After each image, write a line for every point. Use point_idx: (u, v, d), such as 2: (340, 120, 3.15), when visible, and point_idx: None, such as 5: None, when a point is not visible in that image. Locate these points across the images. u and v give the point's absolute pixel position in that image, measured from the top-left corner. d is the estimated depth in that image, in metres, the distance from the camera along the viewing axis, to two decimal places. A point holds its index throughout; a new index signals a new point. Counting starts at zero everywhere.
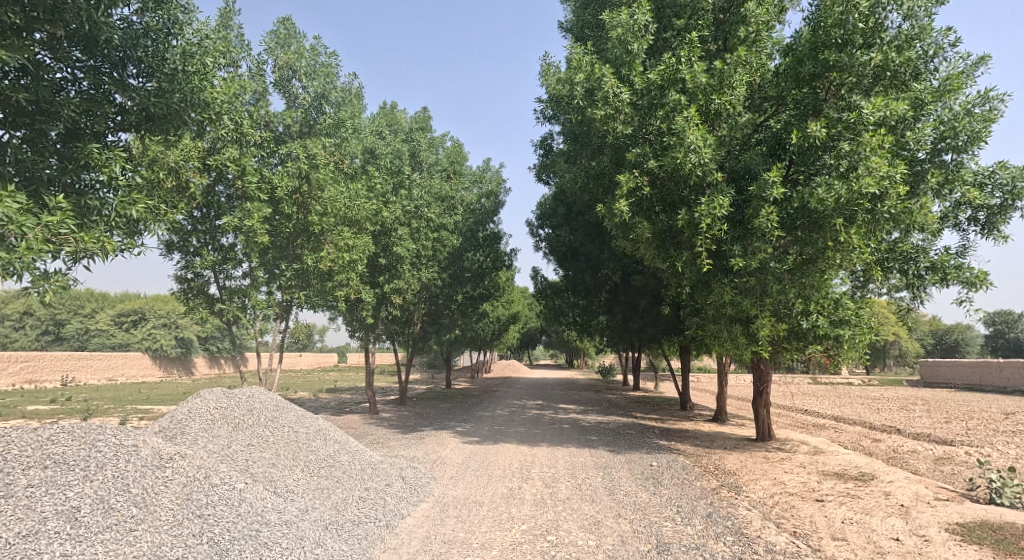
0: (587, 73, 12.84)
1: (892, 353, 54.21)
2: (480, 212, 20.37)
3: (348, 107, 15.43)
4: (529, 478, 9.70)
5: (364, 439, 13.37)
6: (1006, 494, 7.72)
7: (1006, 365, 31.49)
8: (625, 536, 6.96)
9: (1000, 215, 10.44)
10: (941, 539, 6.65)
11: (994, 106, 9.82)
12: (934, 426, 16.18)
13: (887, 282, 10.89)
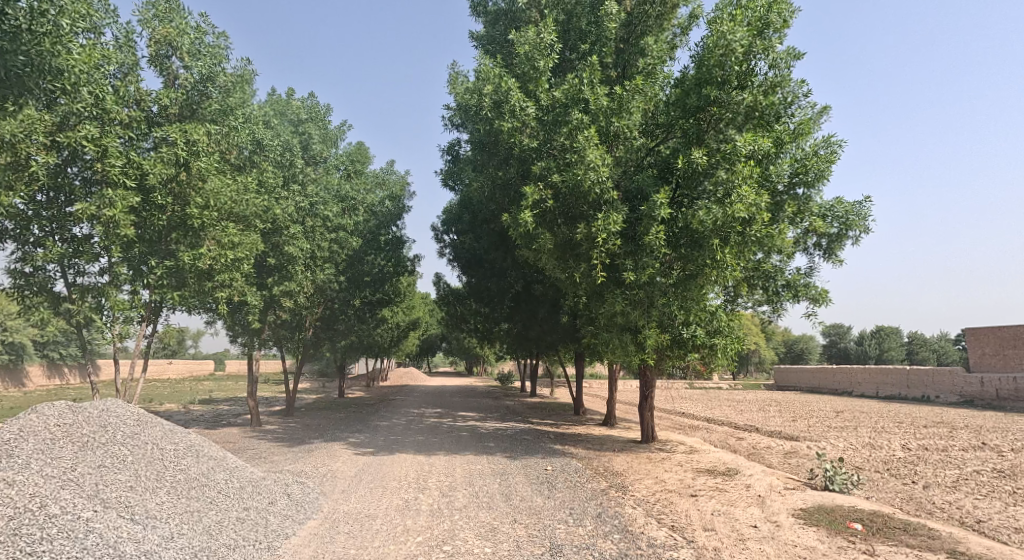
0: (496, 86, 13.28)
1: (752, 360, 59.78)
2: (382, 215, 20.20)
3: (237, 93, 14.62)
4: (426, 488, 9.81)
5: (244, 454, 12.71)
6: (837, 481, 8.98)
7: (838, 371, 35.83)
8: (521, 541, 7.28)
9: (837, 242, 12.10)
10: (789, 524, 7.62)
11: (835, 150, 11.38)
12: (785, 424, 18.21)
13: (751, 297, 12.19)
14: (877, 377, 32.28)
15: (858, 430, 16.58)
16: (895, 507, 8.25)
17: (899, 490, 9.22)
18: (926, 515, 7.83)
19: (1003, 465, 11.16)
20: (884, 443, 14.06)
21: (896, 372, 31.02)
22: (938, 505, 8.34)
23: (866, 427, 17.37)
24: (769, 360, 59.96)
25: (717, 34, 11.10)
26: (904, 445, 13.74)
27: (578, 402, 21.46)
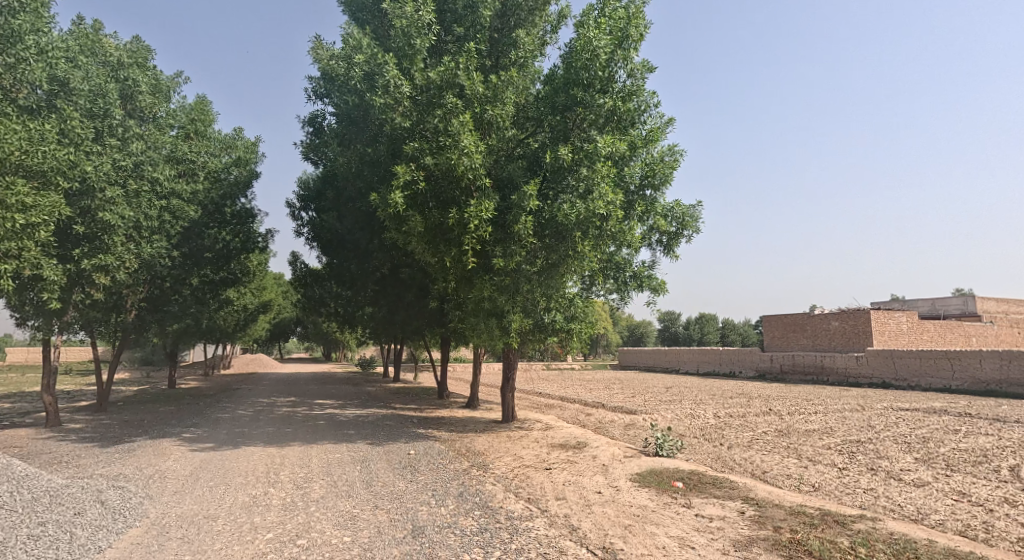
0: (368, 57, 12.92)
1: (601, 344, 64.57)
2: (225, 183, 18.89)
3: (26, 16, 11.94)
4: (277, 482, 9.49)
5: (43, 459, 11.18)
6: (666, 447, 10.28)
7: (669, 351, 39.98)
8: (382, 527, 7.27)
9: (675, 240, 13.65)
10: (627, 487, 8.59)
11: (678, 158, 12.78)
12: (627, 400, 20.17)
13: (604, 286, 13.29)
14: (698, 356, 36.56)
15: (682, 402, 18.93)
16: (706, 465, 9.64)
17: (711, 451, 10.76)
18: (728, 469, 9.27)
19: (783, 425, 13.55)
20: (701, 413, 16.25)
21: (712, 351, 35.34)
22: (737, 461, 9.91)
23: (689, 400, 19.86)
24: (615, 343, 65.35)
25: (584, 39, 11.91)
26: (715, 414, 16.01)
27: (442, 385, 21.86)
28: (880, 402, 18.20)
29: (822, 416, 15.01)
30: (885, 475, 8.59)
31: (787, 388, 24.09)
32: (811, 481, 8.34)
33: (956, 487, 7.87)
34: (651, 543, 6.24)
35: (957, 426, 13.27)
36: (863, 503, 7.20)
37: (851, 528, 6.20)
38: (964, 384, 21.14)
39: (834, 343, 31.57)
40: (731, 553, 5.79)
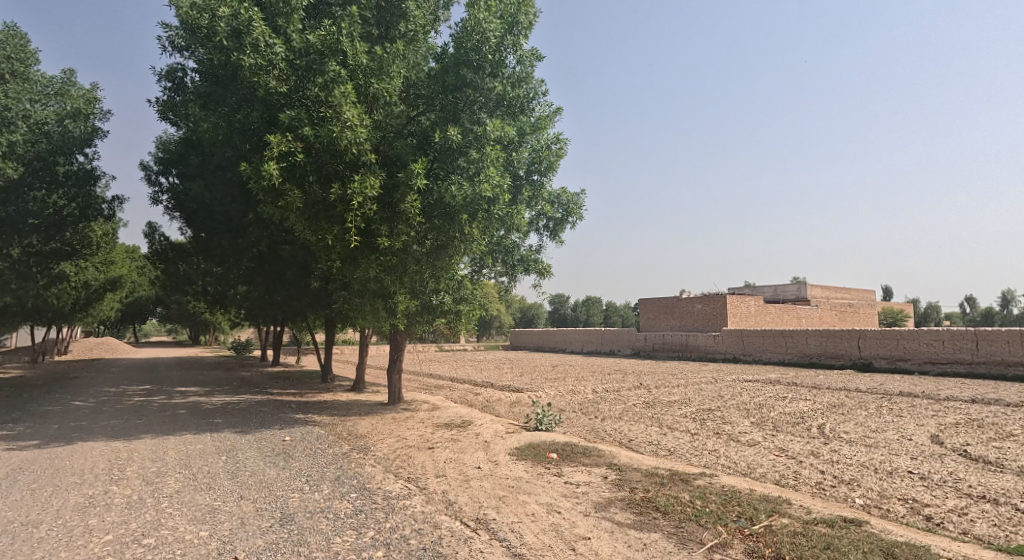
0: (234, 11, 11.80)
1: (493, 325, 65.88)
2: (56, 138, 16.20)
3: None
4: (123, 479, 8.70)
5: None
6: (545, 421, 10.90)
7: (556, 332, 41.66)
8: (245, 518, 6.86)
9: (560, 225, 14.26)
10: (505, 461, 8.98)
11: (563, 147, 13.42)
12: (514, 379, 20.95)
13: (494, 268, 13.56)
14: (582, 336, 38.60)
15: (564, 379, 20.01)
16: (580, 437, 10.36)
17: (585, 424, 11.55)
18: (598, 439, 10.03)
19: (650, 398, 14.87)
20: (582, 389, 17.33)
21: (595, 331, 37.37)
22: (608, 432, 10.74)
23: (571, 377, 21.02)
24: (506, 324, 66.95)
25: (474, 20, 12.03)
26: (594, 389, 17.16)
27: (325, 369, 21.21)
28: (731, 374, 20.51)
29: (684, 388, 16.65)
30: (727, 437, 9.80)
31: (658, 364, 26.27)
32: (668, 446, 9.29)
33: (779, 444, 9.18)
34: (522, 511, 6.51)
35: (787, 393, 15.42)
36: (706, 462, 8.13)
37: (692, 485, 6.96)
38: (794, 356, 24.25)
39: (698, 323, 34.75)
40: (593, 513, 6.21)
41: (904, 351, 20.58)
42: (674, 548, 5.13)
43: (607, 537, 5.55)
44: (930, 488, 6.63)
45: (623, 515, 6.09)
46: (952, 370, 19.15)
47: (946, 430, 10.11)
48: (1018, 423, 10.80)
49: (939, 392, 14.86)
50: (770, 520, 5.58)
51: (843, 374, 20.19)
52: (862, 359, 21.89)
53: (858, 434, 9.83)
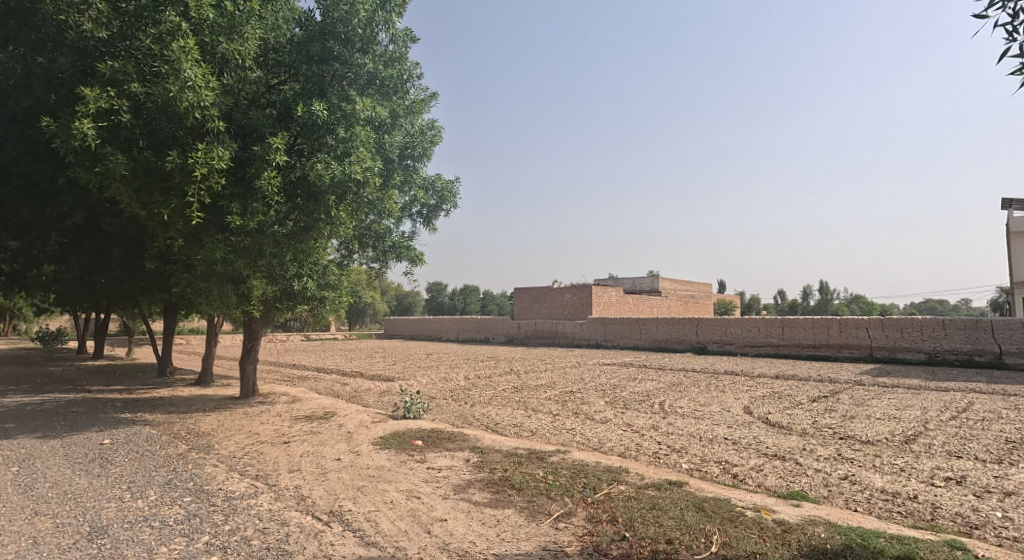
0: None
1: (366, 313, 63.98)
2: None
3: None
4: None
5: None
6: (413, 410, 11.05)
7: (432, 320, 41.55)
8: (40, 536, 5.73)
9: (433, 212, 14.36)
10: (367, 451, 8.83)
11: (437, 134, 13.61)
12: (385, 368, 20.79)
13: (363, 254, 13.33)
14: (458, 324, 39.00)
15: (437, 367, 20.24)
16: (447, 422, 10.63)
17: (454, 410, 11.84)
18: (465, 425, 10.35)
19: (518, 382, 15.61)
20: (454, 375, 17.70)
21: (471, 320, 37.93)
22: (475, 416, 11.13)
23: (443, 365, 21.23)
24: (381, 312, 65.41)
25: None
26: (465, 376, 17.59)
27: (164, 361, 19.32)
28: (593, 359, 22.05)
29: (551, 373, 17.67)
30: (582, 416, 10.66)
31: (527, 350, 27.40)
32: (529, 427, 9.86)
33: (626, 420, 10.16)
34: (380, 500, 6.41)
35: (639, 374, 17.07)
36: (563, 440, 8.75)
37: (547, 461, 7.46)
38: (645, 342, 26.58)
39: (567, 312, 36.77)
40: (451, 496, 6.35)
41: (732, 336, 23.59)
42: (524, 521, 5.47)
43: (463, 517, 5.71)
44: (740, 451, 7.79)
45: (479, 495, 6.31)
46: (765, 351, 22.43)
47: (755, 402, 11.90)
48: (808, 393, 13.01)
49: (757, 370, 17.30)
50: (610, 488, 6.13)
51: (684, 356, 22.60)
52: (699, 343, 24.66)
53: (690, 408, 11.17)
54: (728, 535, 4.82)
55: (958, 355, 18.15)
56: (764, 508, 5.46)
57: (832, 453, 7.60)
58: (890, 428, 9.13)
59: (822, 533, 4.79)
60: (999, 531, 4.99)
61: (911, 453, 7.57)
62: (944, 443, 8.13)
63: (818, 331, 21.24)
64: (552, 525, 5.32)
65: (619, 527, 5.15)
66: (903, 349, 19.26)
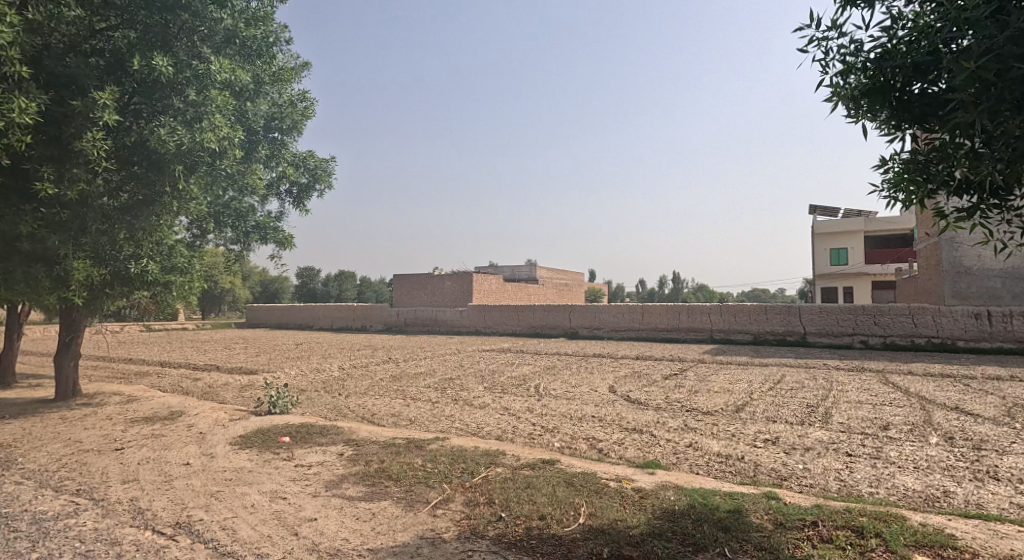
0: None
1: (225, 300, 58.75)
2: None
3: None
4: None
5: None
6: (279, 404, 10.47)
7: (303, 307, 39.17)
8: None
9: (305, 192, 13.65)
10: (223, 453, 8.00)
11: (309, 106, 12.81)
12: (246, 359, 19.41)
13: (222, 235, 12.24)
14: (332, 312, 37.23)
15: (308, 358, 19.30)
16: (318, 416, 10.25)
17: (326, 402, 11.43)
18: (338, 417, 10.04)
19: (396, 371, 15.50)
20: (326, 366, 17.09)
21: (346, 308, 36.52)
22: (349, 408, 10.85)
23: (314, 355, 20.30)
24: (243, 299, 60.46)
25: None
26: (340, 365, 17.08)
27: None
28: (472, 346, 22.28)
29: (430, 360, 17.66)
30: (461, 402, 10.90)
31: (405, 338, 26.93)
32: (408, 416, 9.83)
33: (503, 404, 10.51)
34: (238, 504, 5.96)
35: (517, 359, 17.66)
36: (441, 427, 8.87)
37: (425, 449, 7.49)
38: (523, 327, 27.43)
39: (447, 299, 36.83)
40: (322, 494, 6.08)
41: (601, 321, 25.14)
42: (401, 511, 5.46)
43: (335, 514, 5.53)
44: (605, 427, 8.42)
45: (353, 490, 6.13)
46: (629, 334, 24.25)
47: (619, 381, 12.93)
48: (662, 371, 14.38)
49: (622, 353, 18.69)
50: (488, 471, 6.35)
51: (557, 341, 23.67)
52: (571, 328, 25.94)
53: (562, 390, 11.82)
54: (594, 505, 5.23)
55: (774, 336, 21.09)
56: (625, 478, 5.99)
57: (681, 424, 8.50)
58: (725, 399, 10.43)
59: (671, 495, 5.39)
60: (803, 481, 5.91)
61: (740, 420, 8.66)
62: (765, 410, 9.42)
63: (671, 316, 23.36)
64: (430, 513, 5.37)
65: (495, 508, 5.35)
66: (734, 331, 21.90)
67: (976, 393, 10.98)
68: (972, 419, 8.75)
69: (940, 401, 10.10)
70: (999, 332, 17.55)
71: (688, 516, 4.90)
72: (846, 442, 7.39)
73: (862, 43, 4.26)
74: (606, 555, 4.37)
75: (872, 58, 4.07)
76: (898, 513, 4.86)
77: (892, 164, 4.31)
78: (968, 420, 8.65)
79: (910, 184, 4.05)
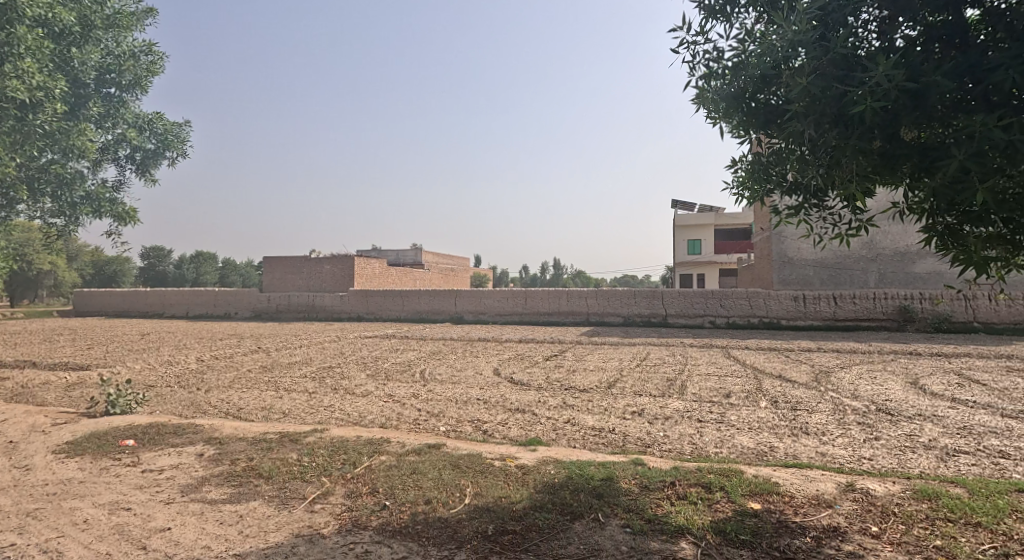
0: None
1: (50, 284, 51.13)
2: None
3: None
4: None
5: None
6: (119, 403, 9.36)
7: (151, 292, 34.20)
8: None
9: (153, 159, 12.27)
10: (44, 463, 6.85)
11: (155, 61, 11.46)
12: (74, 354, 17.10)
13: (37, 204, 10.36)
14: (188, 298, 33.13)
15: (158, 350, 17.50)
16: (171, 415, 9.31)
17: (183, 399, 10.49)
18: (198, 414, 9.20)
19: (268, 361, 14.63)
20: (180, 358, 15.56)
21: (204, 292, 32.88)
22: (211, 404, 10.04)
23: (166, 346, 18.46)
24: (73, 284, 53.03)
25: None
26: (198, 357, 15.70)
27: None
28: (353, 332, 21.58)
29: (307, 349, 16.91)
30: (342, 391, 10.59)
31: (275, 326, 25.36)
32: (282, 409, 9.31)
33: (388, 391, 10.40)
34: (67, 521, 5.22)
35: (401, 345, 17.48)
36: (319, 418, 8.54)
37: (302, 443, 7.06)
38: (409, 313, 27.03)
39: (326, 284, 35.33)
40: (177, 500, 5.53)
41: (486, 306, 25.53)
42: (274, 511, 5.16)
43: (194, 520, 5.10)
44: (490, 409, 8.66)
45: (216, 492, 5.66)
46: (513, 317, 24.92)
47: (503, 363, 13.32)
48: (542, 353, 15.03)
49: (504, 336, 19.20)
50: (371, 461, 6.25)
51: (441, 326, 23.66)
52: (457, 313, 26.05)
53: (447, 374, 11.93)
54: (478, 485, 5.40)
55: (640, 318, 22.78)
56: (508, 457, 6.22)
57: (560, 402, 8.96)
58: (598, 376, 11.19)
59: (550, 470, 5.69)
60: (664, 446, 6.53)
61: (611, 395, 9.33)
62: (633, 385, 10.25)
63: (552, 300, 24.33)
64: (308, 510, 5.16)
65: (379, 497, 5.30)
66: (607, 313, 23.32)
67: (795, 362, 12.82)
68: (792, 384, 10.22)
69: (769, 370, 11.66)
70: (810, 312, 20.65)
71: (566, 488, 5.21)
72: (699, 410, 8.26)
73: (723, 51, 4.67)
74: (490, 532, 4.53)
75: (729, 67, 4.54)
76: (739, 469, 5.56)
77: (740, 163, 4.84)
78: (789, 385, 10.10)
79: (755, 182, 4.71)
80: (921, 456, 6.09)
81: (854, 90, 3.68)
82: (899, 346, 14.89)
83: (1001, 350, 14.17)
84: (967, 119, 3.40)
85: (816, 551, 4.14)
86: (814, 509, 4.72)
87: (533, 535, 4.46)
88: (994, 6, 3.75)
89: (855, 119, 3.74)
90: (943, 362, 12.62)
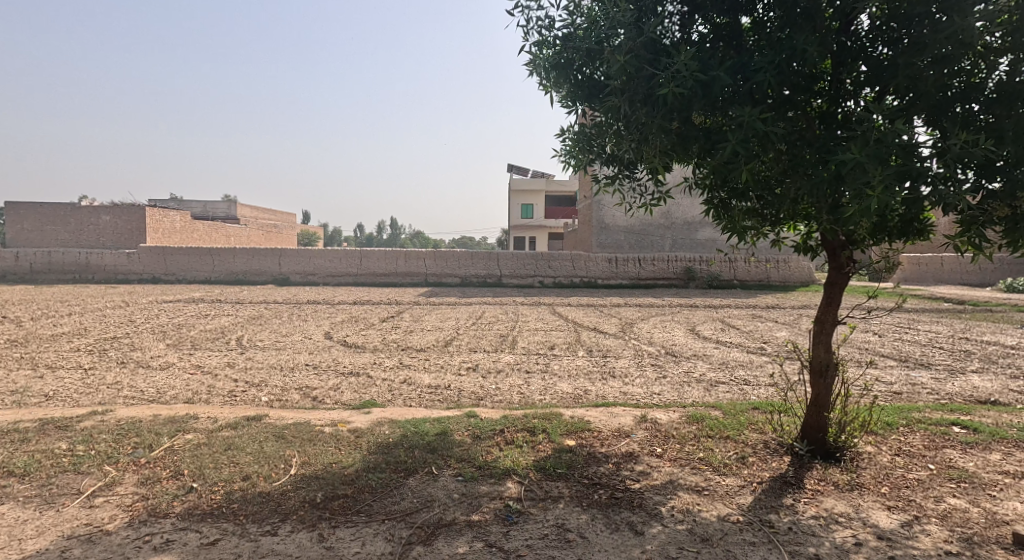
0: None
1: None
2: None
3: None
4: None
5: None
6: None
7: None
8: None
9: None
10: None
11: None
12: None
13: None
14: None
15: None
16: None
17: None
18: None
19: (20, 334, 12.15)
20: None
21: None
22: None
23: None
24: None
25: None
26: None
27: None
28: (146, 297, 18.87)
29: (78, 318, 14.41)
30: (133, 366, 9.32)
31: (35, 290, 21.03)
32: (43, 391, 7.83)
33: (194, 362, 9.42)
34: None
35: (208, 310, 15.82)
36: (101, 399, 7.42)
37: (73, 430, 5.99)
38: (220, 274, 24.21)
39: (106, 239, 30.35)
40: None
41: (315, 267, 24.20)
42: (34, 514, 4.41)
43: None
44: (320, 374, 8.37)
45: None
46: (343, 280, 23.88)
47: (335, 326, 12.85)
48: (378, 314, 14.79)
49: (335, 298, 18.39)
50: (171, 442, 5.66)
51: (259, 288, 21.86)
52: (281, 275, 24.19)
53: (269, 340, 11.18)
54: (306, 454, 5.24)
55: (477, 279, 23.34)
56: (341, 422, 6.10)
57: (395, 363, 8.97)
58: (435, 335, 11.38)
59: (385, 430, 5.71)
60: (496, 397, 6.93)
61: (448, 353, 9.59)
62: (467, 342, 10.63)
63: (387, 261, 23.87)
64: (84, 506, 4.53)
65: (185, 480, 4.86)
66: (444, 274, 23.55)
67: (604, 316, 14.24)
68: (603, 335, 11.39)
69: (585, 324, 12.82)
70: (620, 272, 23.00)
71: (400, 446, 5.30)
72: (527, 362, 8.84)
73: (555, 21, 4.83)
74: (318, 499, 4.45)
75: (560, 37, 4.75)
76: (558, 412, 6.11)
77: (568, 133, 5.14)
78: (601, 336, 11.23)
79: (580, 151, 5.04)
80: (694, 388, 7.25)
81: (661, 74, 4.09)
82: (683, 301, 17.22)
83: (752, 301, 17.19)
84: (738, 111, 3.95)
85: (614, 474, 4.75)
86: (615, 439, 5.41)
87: (365, 496, 4.49)
88: (760, 16, 4.35)
89: (659, 100, 4.18)
90: (712, 312, 14.99)
